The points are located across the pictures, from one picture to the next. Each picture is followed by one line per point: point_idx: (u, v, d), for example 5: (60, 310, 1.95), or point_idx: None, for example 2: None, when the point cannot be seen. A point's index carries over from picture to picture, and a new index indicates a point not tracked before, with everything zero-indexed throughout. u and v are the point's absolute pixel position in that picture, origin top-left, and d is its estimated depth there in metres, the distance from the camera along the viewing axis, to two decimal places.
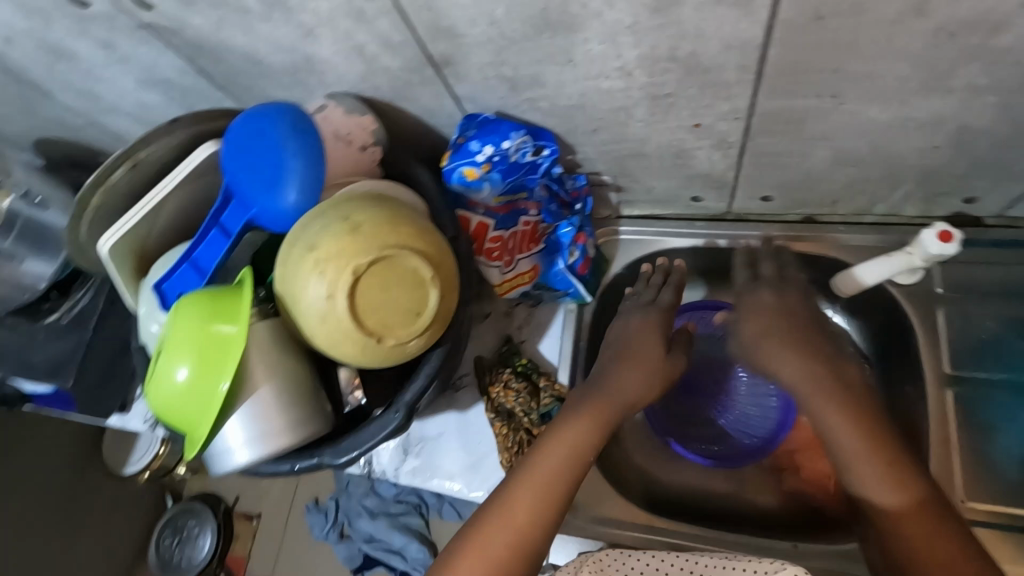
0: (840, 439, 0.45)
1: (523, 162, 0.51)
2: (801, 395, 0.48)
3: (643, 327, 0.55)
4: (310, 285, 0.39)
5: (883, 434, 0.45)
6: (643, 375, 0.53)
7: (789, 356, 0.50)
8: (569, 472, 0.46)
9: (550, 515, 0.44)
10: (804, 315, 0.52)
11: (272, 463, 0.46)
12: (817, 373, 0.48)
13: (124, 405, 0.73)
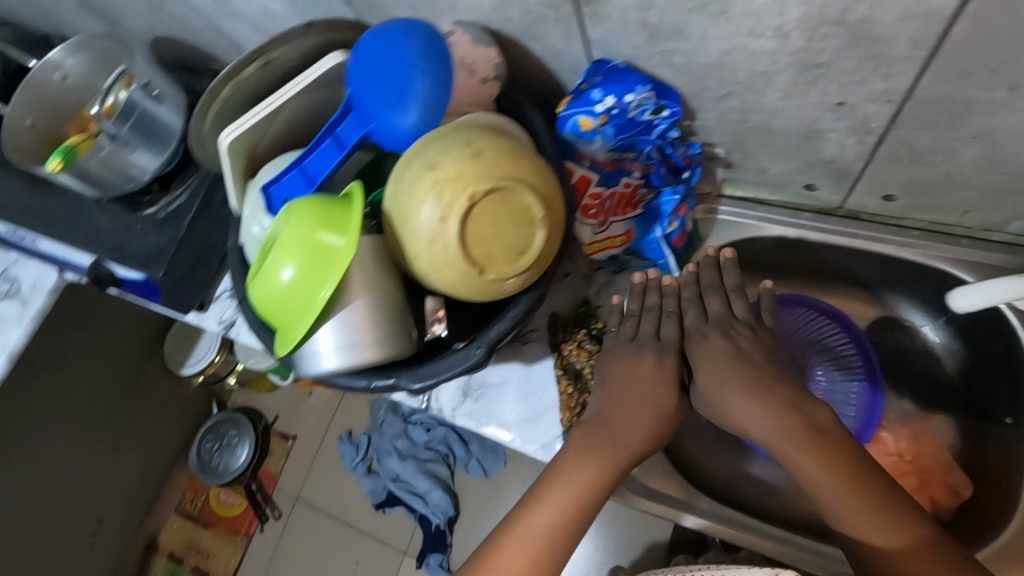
0: (824, 485, 0.45)
1: (640, 120, 0.50)
2: (775, 447, 0.47)
3: (654, 374, 0.52)
4: (423, 205, 0.39)
5: (871, 482, 0.45)
6: (647, 424, 0.51)
7: (755, 405, 0.47)
8: (575, 517, 0.49)
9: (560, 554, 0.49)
10: (763, 357, 0.50)
11: (349, 377, 0.47)
12: (788, 425, 0.46)
13: (203, 304, 0.76)
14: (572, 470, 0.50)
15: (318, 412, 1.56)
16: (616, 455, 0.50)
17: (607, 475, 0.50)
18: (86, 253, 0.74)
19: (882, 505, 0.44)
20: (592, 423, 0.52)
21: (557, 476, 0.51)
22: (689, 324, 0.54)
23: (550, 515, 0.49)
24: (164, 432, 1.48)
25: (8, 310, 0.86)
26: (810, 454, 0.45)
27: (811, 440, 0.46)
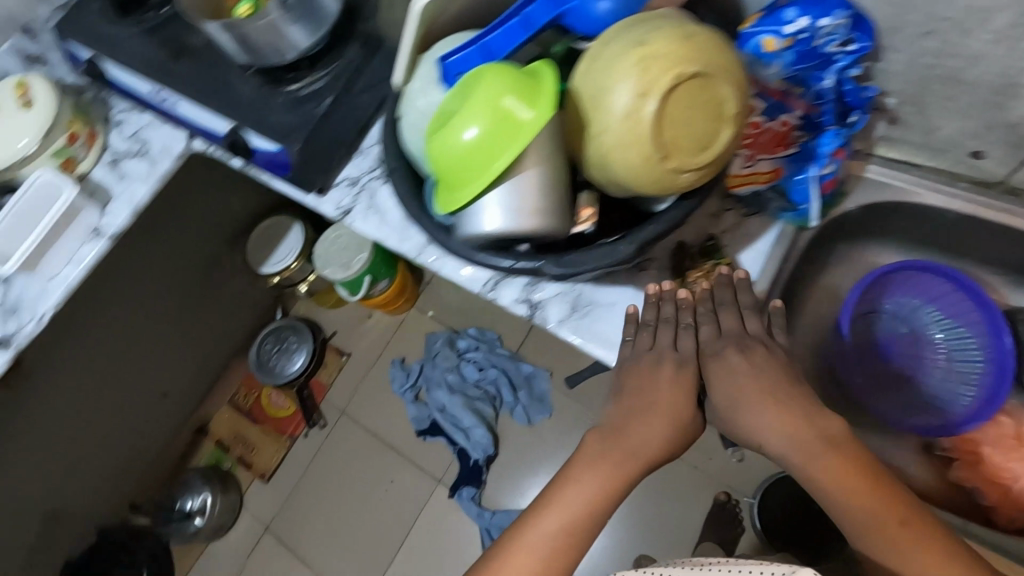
0: (837, 488, 0.53)
1: (823, 51, 0.52)
2: (787, 456, 0.55)
3: (675, 381, 0.59)
4: (623, 81, 0.40)
5: (876, 486, 0.53)
6: (661, 426, 0.58)
7: (769, 416, 0.56)
8: (592, 516, 0.57)
9: (579, 547, 0.57)
10: (774, 372, 0.57)
11: (494, 256, 0.49)
12: (796, 435, 0.55)
13: (323, 189, 0.78)
14: (590, 469, 0.59)
15: (375, 335, 1.61)
16: (631, 462, 0.58)
17: (621, 478, 0.58)
18: (225, 119, 0.78)
19: (888, 515, 0.52)
20: (610, 429, 0.60)
21: (573, 478, 0.59)
22: (703, 338, 0.59)
23: (567, 514, 0.57)
24: (231, 326, 1.56)
25: (137, 169, 0.91)
26: (816, 465, 0.54)
27: (815, 450, 0.54)
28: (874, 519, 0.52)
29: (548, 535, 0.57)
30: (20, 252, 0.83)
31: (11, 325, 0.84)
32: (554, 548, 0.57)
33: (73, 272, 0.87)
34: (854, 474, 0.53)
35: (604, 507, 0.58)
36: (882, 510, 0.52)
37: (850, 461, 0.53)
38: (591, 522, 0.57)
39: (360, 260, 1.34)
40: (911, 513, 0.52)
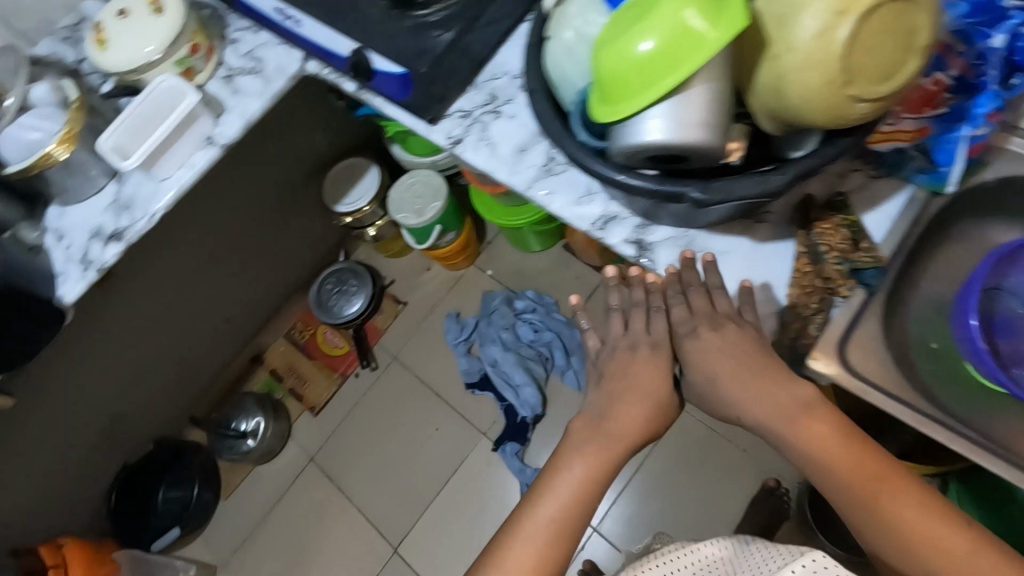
0: (821, 451, 0.59)
1: (1001, 6, 0.54)
2: (767, 424, 0.61)
3: (648, 362, 0.66)
4: (815, 5, 0.41)
5: (852, 447, 0.58)
6: (642, 406, 0.65)
7: (748, 387, 0.61)
8: (579, 498, 0.65)
9: (568, 535, 0.64)
10: (751, 346, 0.61)
11: (638, 178, 0.50)
12: (774, 403, 0.60)
13: (434, 119, 0.80)
14: (575, 454, 0.66)
15: (432, 287, 1.64)
16: (616, 445, 0.65)
17: (606, 463, 0.65)
18: (353, 41, 0.82)
19: (863, 471, 0.57)
20: (597, 407, 0.67)
21: (564, 464, 0.66)
22: (676, 319, 0.65)
23: (554, 504, 0.64)
24: (295, 261, 1.59)
25: (251, 86, 0.93)
26: (788, 428, 0.59)
27: (788, 414, 0.60)
28: (850, 474, 0.58)
29: (547, 519, 0.64)
30: (141, 149, 0.86)
31: (126, 220, 0.89)
32: (554, 530, 0.64)
33: (185, 177, 0.90)
34: (826, 435, 0.59)
35: (591, 488, 0.65)
36: (855, 467, 0.58)
37: (822, 422, 0.59)
38: (573, 515, 0.64)
39: (433, 208, 1.36)
40: (882, 467, 0.58)
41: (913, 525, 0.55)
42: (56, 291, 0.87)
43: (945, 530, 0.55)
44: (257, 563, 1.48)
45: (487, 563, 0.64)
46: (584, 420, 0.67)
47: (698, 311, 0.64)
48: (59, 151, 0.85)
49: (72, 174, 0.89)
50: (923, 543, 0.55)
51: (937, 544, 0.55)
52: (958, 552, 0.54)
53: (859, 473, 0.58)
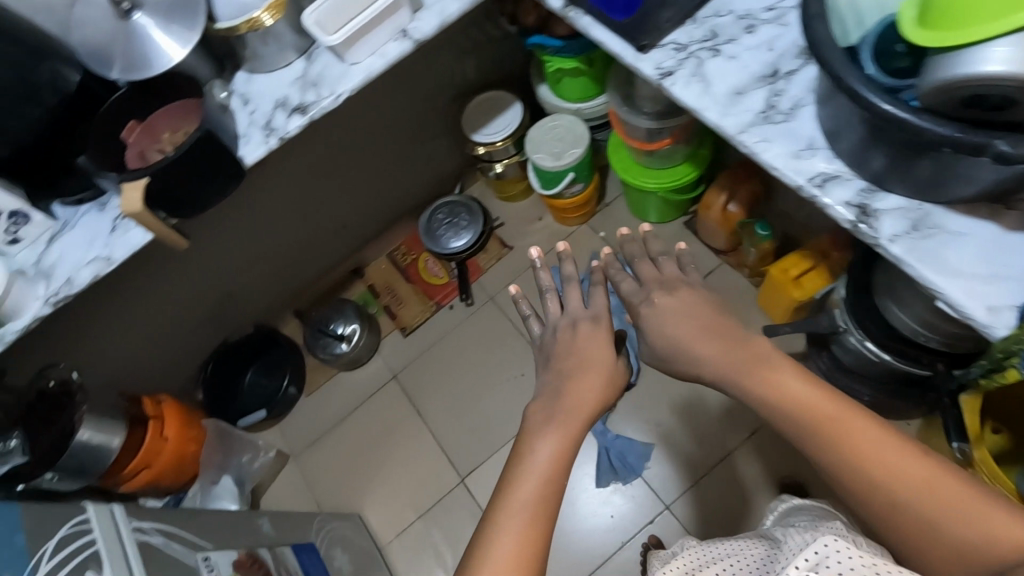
0: (770, 394, 0.71)
1: None
2: (717, 367, 0.75)
3: (592, 332, 0.87)
4: None
5: (800, 391, 0.70)
6: (596, 377, 0.82)
7: (697, 342, 0.77)
8: (555, 466, 0.75)
9: (545, 504, 0.72)
10: (695, 302, 0.82)
11: (936, 120, 0.49)
12: (722, 349, 0.76)
13: (646, 46, 0.76)
14: (553, 422, 0.78)
15: (539, 238, 1.62)
16: (578, 413, 0.80)
17: (569, 438, 0.77)
18: None
19: (814, 408, 0.68)
20: (565, 373, 0.84)
21: (540, 443, 0.77)
22: (625, 290, 0.90)
23: (531, 484, 0.73)
24: (416, 183, 1.61)
25: None
26: (744, 380, 0.73)
27: (738, 367, 0.74)
28: (806, 415, 0.68)
29: (528, 499, 0.72)
30: (343, 29, 0.86)
31: (311, 97, 0.90)
32: (537, 504, 0.72)
33: (373, 64, 0.90)
34: (779, 380, 0.71)
35: (563, 449, 0.76)
36: (809, 409, 0.68)
37: (782, 375, 0.71)
38: (549, 498, 0.73)
39: (572, 154, 1.34)
40: (845, 411, 0.67)
41: (864, 452, 0.65)
42: (238, 150, 0.90)
43: (882, 453, 0.64)
44: (326, 462, 1.54)
45: (482, 542, 0.70)
46: (548, 404, 0.80)
47: (632, 286, 0.89)
48: (266, 18, 0.86)
49: (269, 40, 0.90)
50: (876, 466, 0.64)
51: (889, 466, 0.64)
52: (908, 467, 0.63)
53: (815, 413, 0.68)
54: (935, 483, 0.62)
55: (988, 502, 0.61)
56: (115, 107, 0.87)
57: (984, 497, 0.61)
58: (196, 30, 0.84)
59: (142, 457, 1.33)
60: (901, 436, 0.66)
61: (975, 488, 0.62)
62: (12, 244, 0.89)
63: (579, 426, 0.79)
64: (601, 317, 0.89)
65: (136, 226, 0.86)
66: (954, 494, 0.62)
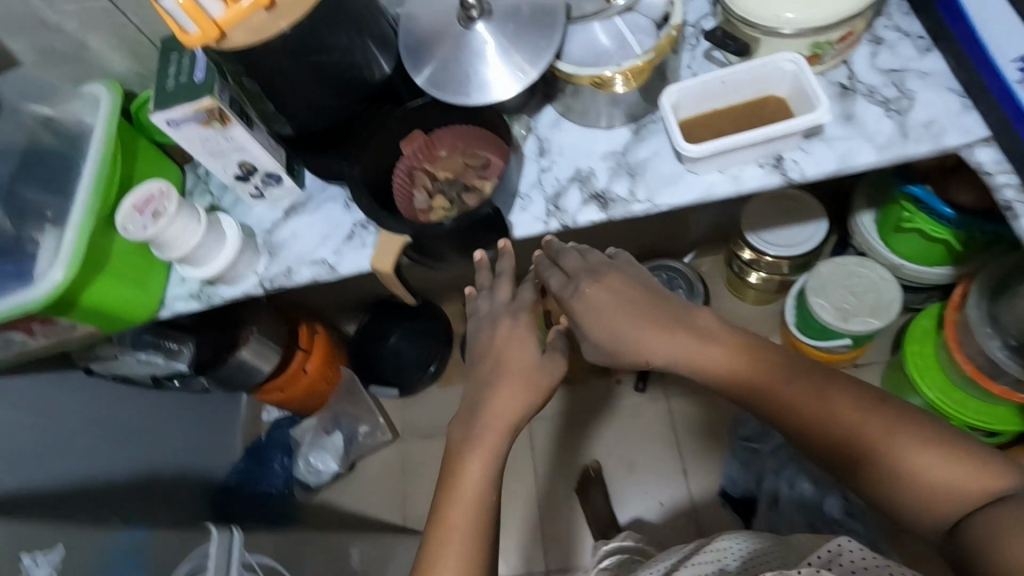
0: (707, 360, 0.65)
1: None
2: (660, 346, 0.66)
3: (515, 336, 0.70)
4: None
5: (749, 356, 0.65)
6: (517, 388, 0.67)
7: (637, 325, 0.67)
8: (482, 495, 0.63)
9: (481, 512, 0.62)
10: (639, 291, 0.69)
11: None
12: (665, 319, 0.67)
13: None
14: (474, 427, 0.66)
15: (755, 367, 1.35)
16: (497, 424, 0.66)
17: (497, 447, 0.65)
18: None
19: (754, 376, 0.64)
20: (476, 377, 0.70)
21: (467, 457, 0.64)
22: (561, 284, 0.71)
23: (467, 505, 0.62)
24: (645, 235, 1.38)
25: (878, 124, 0.65)
26: (691, 356, 0.66)
27: (694, 343, 0.66)
28: (759, 390, 0.64)
29: (465, 526, 0.61)
30: (713, 143, 0.64)
31: (619, 190, 0.70)
32: (470, 530, 0.61)
33: (715, 183, 0.67)
34: (739, 363, 0.65)
35: (490, 465, 0.64)
36: (761, 384, 0.63)
37: (741, 363, 0.65)
38: (480, 517, 0.62)
39: (863, 322, 1.03)
40: (792, 378, 0.63)
41: (801, 415, 0.61)
42: (510, 214, 0.74)
43: (824, 407, 0.61)
44: (425, 462, 1.48)
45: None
46: (467, 409, 0.68)
47: (561, 282, 0.72)
48: (618, 83, 0.67)
49: (605, 99, 0.70)
50: (831, 427, 0.60)
51: (846, 426, 0.59)
52: (847, 420, 0.59)
53: (771, 396, 0.63)
54: (877, 441, 0.58)
55: (924, 446, 0.56)
56: (402, 116, 0.72)
57: (921, 441, 0.57)
58: (537, 70, 0.65)
59: (283, 379, 1.33)
60: (839, 387, 0.61)
61: (915, 428, 0.57)
62: (255, 198, 0.83)
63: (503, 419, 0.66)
64: (529, 307, 0.73)
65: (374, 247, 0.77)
66: (899, 441, 0.57)
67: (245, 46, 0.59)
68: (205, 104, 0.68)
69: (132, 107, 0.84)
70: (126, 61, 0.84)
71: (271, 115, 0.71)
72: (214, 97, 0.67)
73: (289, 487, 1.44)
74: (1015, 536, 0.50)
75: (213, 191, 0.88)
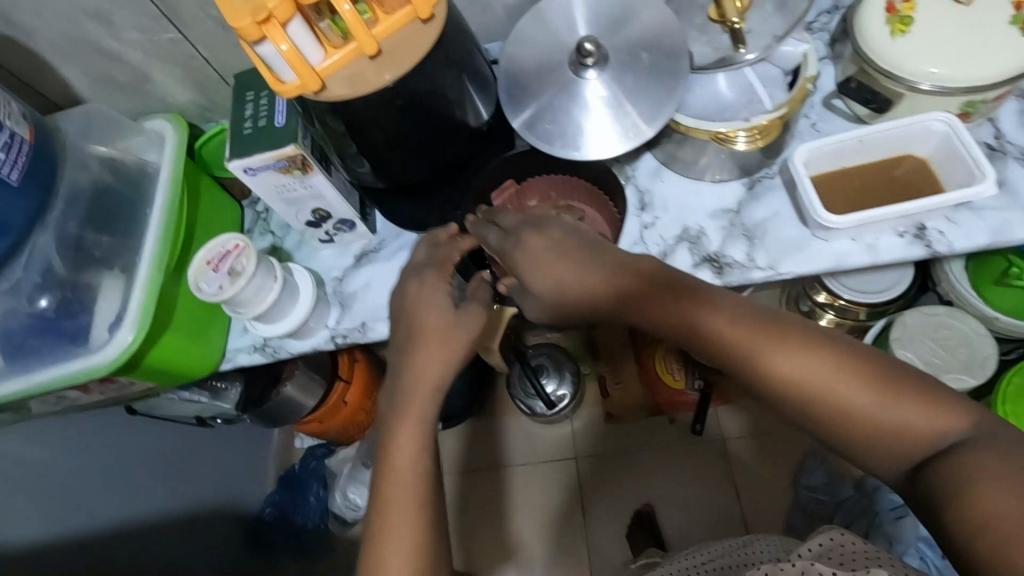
0: (609, 287, 0.52)
1: None
2: (563, 280, 0.53)
3: (431, 295, 0.56)
4: None
5: (655, 284, 0.50)
6: (439, 357, 0.54)
7: (554, 263, 0.54)
8: (423, 477, 0.50)
9: (417, 491, 0.49)
10: (573, 233, 0.55)
11: None
12: (565, 246, 0.54)
13: None
14: (403, 399, 0.53)
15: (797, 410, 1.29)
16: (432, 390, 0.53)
17: (430, 416, 0.52)
18: None
19: (660, 311, 0.49)
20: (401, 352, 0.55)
21: (398, 430, 0.51)
22: (499, 238, 0.58)
23: (402, 493, 0.49)
24: None
25: None
26: (596, 287, 0.52)
27: (602, 276, 0.52)
28: (671, 327, 0.49)
29: (411, 526, 0.48)
30: (858, 214, 0.58)
31: (735, 254, 0.65)
32: (416, 521, 0.48)
33: (847, 253, 0.61)
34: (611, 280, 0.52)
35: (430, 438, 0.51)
36: (671, 320, 0.49)
37: (613, 279, 0.52)
38: (419, 504, 0.49)
39: (955, 379, 0.98)
40: (709, 309, 0.48)
41: (723, 354, 0.47)
42: None
43: (746, 341, 0.45)
44: (466, 500, 1.39)
45: None
46: (393, 385, 0.54)
47: (501, 237, 0.58)
48: (741, 140, 0.60)
49: (721, 155, 0.64)
50: (767, 375, 0.45)
51: (783, 366, 0.44)
52: (725, 339, 0.46)
53: (688, 333, 0.48)
54: (768, 362, 0.45)
55: (826, 364, 0.43)
56: (503, 164, 0.68)
57: (822, 358, 0.43)
58: (653, 127, 0.59)
59: (322, 413, 1.23)
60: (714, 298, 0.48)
61: (806, 340, 0.44)
62: (325, 242, 0.77)
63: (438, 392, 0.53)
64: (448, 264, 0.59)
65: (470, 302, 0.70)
66: (848, 386, 0.42)
67: (343, 98, 0.53)
68: (288, 152, 0.61)
69: (195, 142, 0.79)
70: (189, 92, 0.78)
71: (353, 155, 0.62)
72: (298, 145, 0.61)
73: (324, 520, 1.38)
74: (987, 480, 0.37)
75: (274, 231, 0.81)
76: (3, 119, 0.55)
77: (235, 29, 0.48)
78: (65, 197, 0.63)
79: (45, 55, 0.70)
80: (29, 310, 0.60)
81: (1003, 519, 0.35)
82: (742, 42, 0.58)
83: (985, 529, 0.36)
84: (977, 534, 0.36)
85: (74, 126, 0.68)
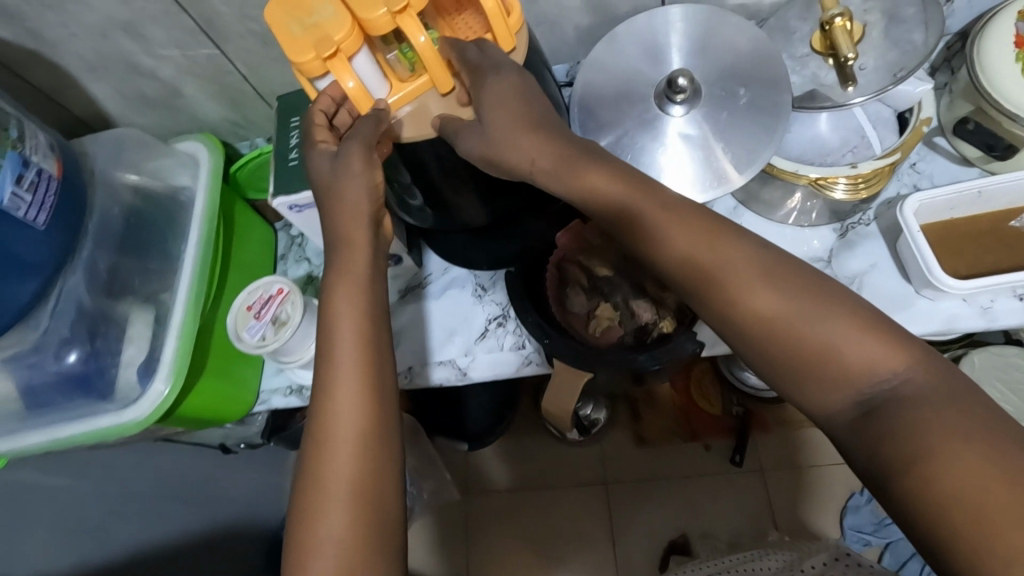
0: (575, 179, 0.44)
1: None
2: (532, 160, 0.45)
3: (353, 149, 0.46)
4: None
5: (626, 187, 0.44)
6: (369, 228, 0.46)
7: (518, 133, 0.45)
8: (374, 385, 0.43)
9: (368, 408, 0.42)
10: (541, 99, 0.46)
11: None
12: (534, 119, 0.46)
13: None
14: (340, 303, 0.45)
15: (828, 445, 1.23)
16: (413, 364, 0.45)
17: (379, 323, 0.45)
18: None
19: (627, 213, 0.43)
20: (330, 272, 0.47)
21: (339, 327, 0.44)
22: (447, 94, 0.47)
23: (349, 409, 0.42)
24: None
25: None
26: (563, 178, 0.45)
27: (570, 163, 0.44)
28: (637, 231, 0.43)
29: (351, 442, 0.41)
30: (980, 280, 0.52)
31: None
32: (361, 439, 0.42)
33: (958, 314, 0.56)
34: (576, 185, 0.44)
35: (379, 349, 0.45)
36: (637, 221, 0.43)
37: (582, 177, 0.44)
38: (358, 422, 0.42)
39: None
40: (681, 214, 0.42)
41: (686, 260, 0.41)
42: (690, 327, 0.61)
43: (719, 256, 0.41)
44: (488, 522, 1.30)
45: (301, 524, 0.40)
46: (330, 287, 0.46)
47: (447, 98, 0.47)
48: (840, 188, 0.54)
49: (815, 200, 0.58)
50: (737, 290, 0.40)
51: (754, 283, 0.39)
52: (695, 252, 0.41)
53: (655, 245, 0.43)
54: (737, 290, 0.40)
55: (792, 297, 0.39)
56: None
57: (788, 291, 0.39)
58: (743, 175, 0.53)
59: None
60: (681, 210, 0.42)
61: (778, 268, 0.40)
62: None
63: (371, 317, 0.45)
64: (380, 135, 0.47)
65: (537, 357, 0.65)
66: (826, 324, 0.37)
67: (410, 140, 0.47)
68: None
69: (234, 165, 0.75)
70: (222, 108, 0.72)
71: (406, 188, 0.54)
72: None
73: None
74: (961, 453, 0.32)
75: (310, 259, 0.75)
76: (28, 154, 0.49)
77: (296, 65, 0.44)
78: (93, 233, 0.57)
79: (70, 69, 0.64)
80: (56, 366, 0.54)
81: (971, 494, 0.30)
82: (851, 80, 0.53)
83: (950, 503, 0.31)
84: (934, 507, 0.31)
85: (105, 149, 0.62)
